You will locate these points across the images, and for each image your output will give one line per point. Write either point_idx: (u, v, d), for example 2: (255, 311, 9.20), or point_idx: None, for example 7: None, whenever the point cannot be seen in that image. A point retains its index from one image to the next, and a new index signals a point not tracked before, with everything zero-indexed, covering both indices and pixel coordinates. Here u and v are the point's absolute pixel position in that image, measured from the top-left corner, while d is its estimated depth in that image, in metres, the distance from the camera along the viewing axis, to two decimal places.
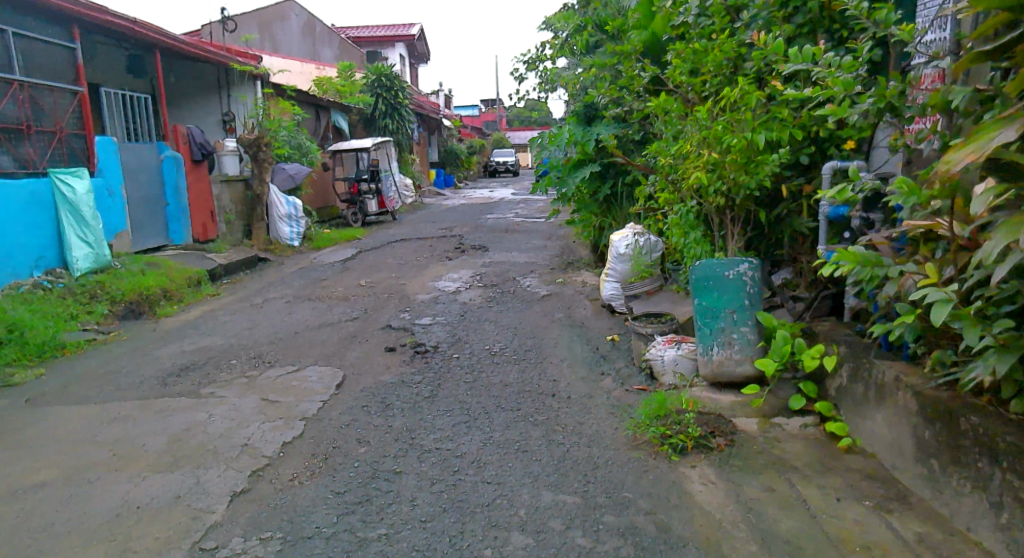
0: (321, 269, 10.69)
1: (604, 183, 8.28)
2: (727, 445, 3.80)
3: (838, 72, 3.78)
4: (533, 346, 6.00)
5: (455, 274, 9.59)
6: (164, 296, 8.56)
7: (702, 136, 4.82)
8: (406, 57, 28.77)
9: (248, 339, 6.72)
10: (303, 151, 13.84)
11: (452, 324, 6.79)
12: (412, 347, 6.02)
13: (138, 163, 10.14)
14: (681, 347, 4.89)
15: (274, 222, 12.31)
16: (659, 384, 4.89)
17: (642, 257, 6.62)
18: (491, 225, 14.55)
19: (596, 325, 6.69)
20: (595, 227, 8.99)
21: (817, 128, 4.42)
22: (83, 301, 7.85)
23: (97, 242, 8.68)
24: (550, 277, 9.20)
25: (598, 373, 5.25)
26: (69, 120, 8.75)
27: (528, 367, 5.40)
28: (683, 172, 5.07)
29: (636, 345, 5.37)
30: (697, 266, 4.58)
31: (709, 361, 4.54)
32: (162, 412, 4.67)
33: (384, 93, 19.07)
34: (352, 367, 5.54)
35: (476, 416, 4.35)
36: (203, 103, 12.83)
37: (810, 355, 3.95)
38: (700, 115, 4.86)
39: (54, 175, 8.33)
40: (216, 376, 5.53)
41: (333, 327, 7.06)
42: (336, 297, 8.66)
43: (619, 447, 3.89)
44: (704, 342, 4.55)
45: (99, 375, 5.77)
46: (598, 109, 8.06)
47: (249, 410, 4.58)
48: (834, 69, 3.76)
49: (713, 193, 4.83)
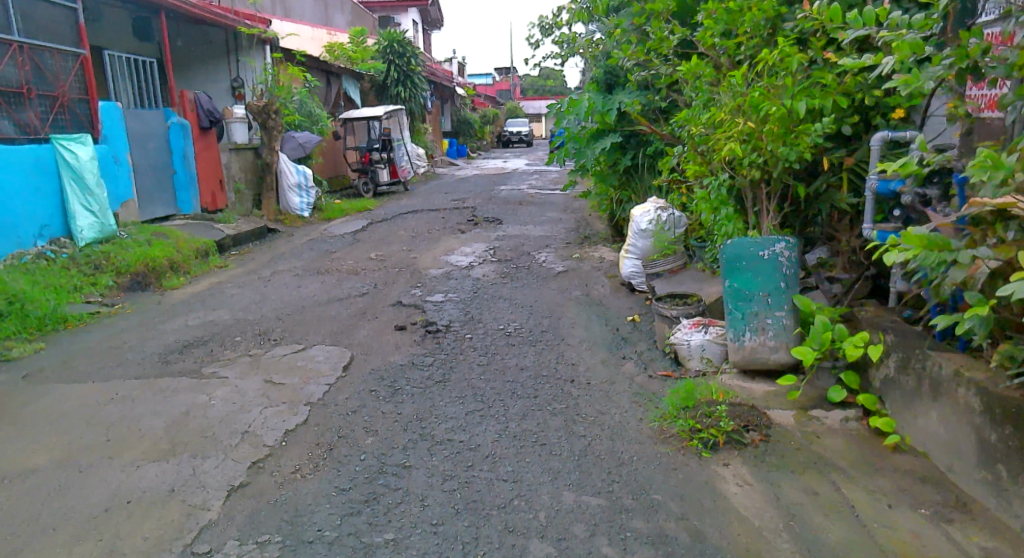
0: (331, 240, 10.42)
1: (624, 154, 7.99)
2: (762, 441, 3.54)
3: (908, 33, 3.35)
4: (550, 326, 5.72)
5: (469, 248, 9.28)
6: (170, 268, 8.33)
7: (736, 103, 4.48)
8: (419, 24, 28.18)
9: (255, 314, 6.47)
10: (313, 119, 13.48)
11: (465, 301, 6.52)
12: (424, 326, 5.76)
13: (145, 129, 9.88)
14: (709, 331, 4.60)
15: (284, 192, 12.00)
16: (684, 371, 4.60)
17: (663, 232, 6.32)
18: (505, 197, 14.21)
19: (616, 304, 6.38)
20: (614, 201, 8.68)
21: (864, 95, 4.22)
22: (87, 272, 7.62)
23: (102, 212, 8.47)
24: (567, 252, 8.89)
25: (619, 357, 4.97)
26: (72, 84, 8.45)
27: (546, 350, 5.13)
28: (714, 143, 4.71)
29: (660, 328, 5.06)
30: (729, 245, 4.28)
31: (741, 347, 4.23)
32: (162, 392, 4.44)
33: (397, 60, 18.62)
34: (361, 346, 5.29)
35: (492, 404, 4.08)
36: (210, 69, 12.50)
37: (853, 344, 3.69)
38: (735, 81, 4.51)
39: (56, 141, 8.06)
40: (220, 354, 5.30)
41: (342, 302, 6.81)
42: (345, 271, 8.40)
43: (644, 440, 3.63)
44: (735, 327, 4.26)
45: (101, 350, 5.55)
46: (620, 76, 7.69)
47: (252, 392, 4.33)
48: (904, 30, 3.32)
49: (746, 165, 4.46)
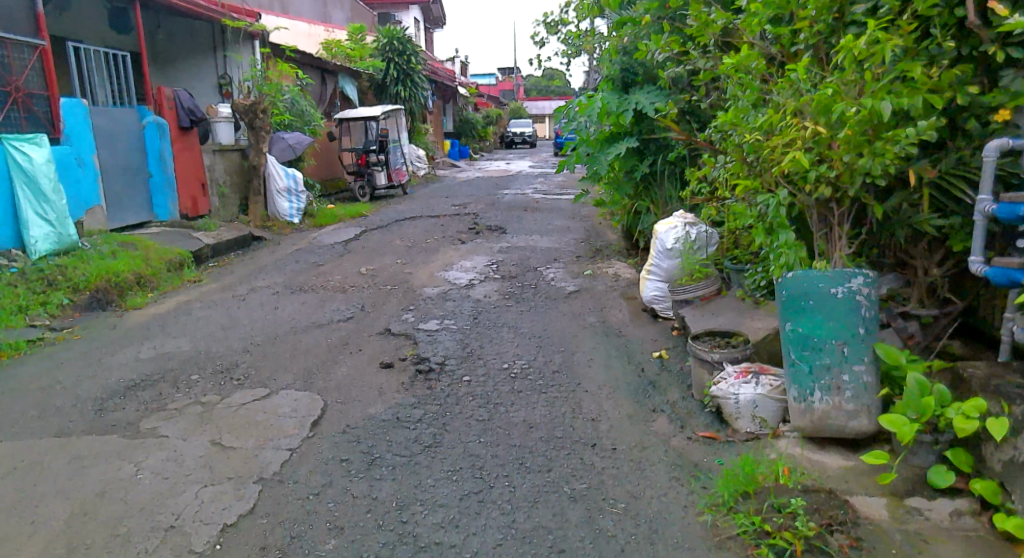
0: (319, 251, 9.56)
1: (642, 160, 7.22)
2: (853, 547, 2.67)
3: None
4: (562, 365, 4.85)
5: (469, 262, 8.42)
6: (137, 284, 7.47)
7: (799, 103, 3.50)
8: (419, 21, 27.32)
9: (220, 344, 5.62)
10: (305, 119, 12.59)
11: (463, 329, 5.66)
12: (414, 363, 4.91)
13: (115, 128, 8.99)
14: (761, 383, 3.64)
15: (272, 197, 11.12)
16: (731, 432, 3.68)
17: (693, 253, 5.52)
18: (509, 202, 13.38)
19: (638, 335, 5.50)
20: (631, 211, 7.84)
21: (956, 96, 3.34)
22: (37, 290, 6.78)
23: (60, 221, 7.58)
24: (577, 268, 8.02)
25: (648, 409, 4.09)
26: (30, 78, 7.61)
27: (558, 398, 4.25)
28: (767, 156, 3.72)
29: (698, 373, 4.11)
30: (788, 278, 3.33)
31: (807, 410, 3.29)
32: (78, 463, 3.59)
33: (397, 59, 17.76)
34: (338, 392, 4.43)
35: (492, 483, 3.22)
36: (193, 64, 11.63)
37: (964, 415, 2.78)
38: (797, 75, 3.56)
39: (7, 143, 7.22)
40: (167, 402, 4.44)
41: (322, 328, 5.94)
42: (331, 288, 7.53)
43: (693, 544, 2.76)
44: (799, 384, 3.31)
45: (28, 394, 4.71)
46: (638, 74, 6.87)
47: (193, 463, 3.49)
48: None
49: (809, 181, 3.50)
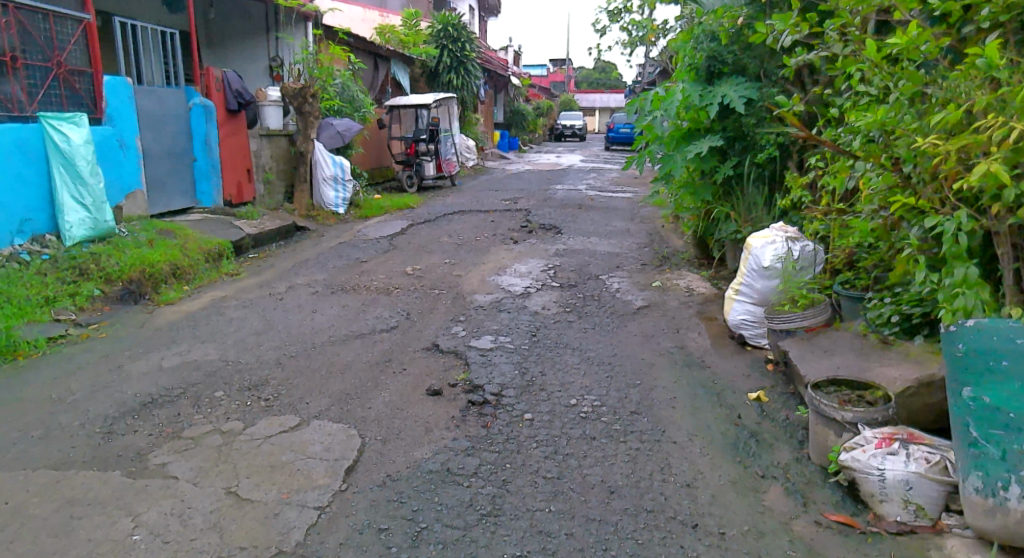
0: (364, 245, 8.95)
1: (724, 161, 6.40)
2: None
3: None
4: (642, 403, 4.10)
5: (523, 265, 7.69)
6: (172, 276, 6.93)
7: (994, 99, 2.67)
8: (473, 9, 26.62)
9: (250, 354, 5.00)
10: (355, 105, 11.95)
11: (520, 350, 4.93)
12: (466, 391, 4.21)
13: (161, 110, 8.49)
14: (915, 457, 2.85)
15: (318, 185, 10.51)
16: (875, 519, 2.90)
17: (794, 273, 4.73)
18: (563, 198, 12.60)
19: (728, 368, 4.69)
20: (706, 217, 7.00)
21: None
22: (66, 279, 6.27)
23: (97, 206, 7.05)
24: (644, 278, 7.22)
25: (757, 474, 3.31)
26: (73, 54, 7.10)
27: (644, 450, 3.51)
28: (934, 167, 2.92)
29: (820, 433, 3.30)
30: (970, 328, 2.52)
31: (998, 509, 2.50)
32: (70, 511, 2.97)
33: (451, 45, 17.10)
34: (378, 426, 3.75)
35: None
36: (243, 45, 11.12)
37: None
38: (990, 61, 2.72)
39: (44, 121, 6.70)
40: (182, 428, 3.80)
41: (363, 340, 5.27)
42: (375, 289, 6.88)
43: None
44: (984, 471, 2.51)
45: (35, 408, 4.13)
46: (727, 64, 6.05)
47: (201, 523, 2.85)
48: None
49: (1004, 201, 2.67)
